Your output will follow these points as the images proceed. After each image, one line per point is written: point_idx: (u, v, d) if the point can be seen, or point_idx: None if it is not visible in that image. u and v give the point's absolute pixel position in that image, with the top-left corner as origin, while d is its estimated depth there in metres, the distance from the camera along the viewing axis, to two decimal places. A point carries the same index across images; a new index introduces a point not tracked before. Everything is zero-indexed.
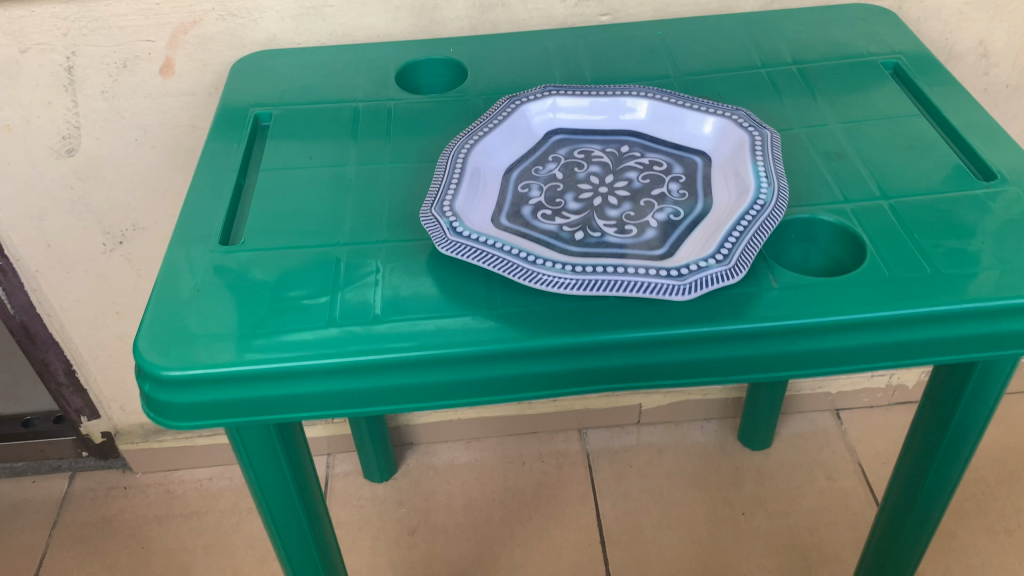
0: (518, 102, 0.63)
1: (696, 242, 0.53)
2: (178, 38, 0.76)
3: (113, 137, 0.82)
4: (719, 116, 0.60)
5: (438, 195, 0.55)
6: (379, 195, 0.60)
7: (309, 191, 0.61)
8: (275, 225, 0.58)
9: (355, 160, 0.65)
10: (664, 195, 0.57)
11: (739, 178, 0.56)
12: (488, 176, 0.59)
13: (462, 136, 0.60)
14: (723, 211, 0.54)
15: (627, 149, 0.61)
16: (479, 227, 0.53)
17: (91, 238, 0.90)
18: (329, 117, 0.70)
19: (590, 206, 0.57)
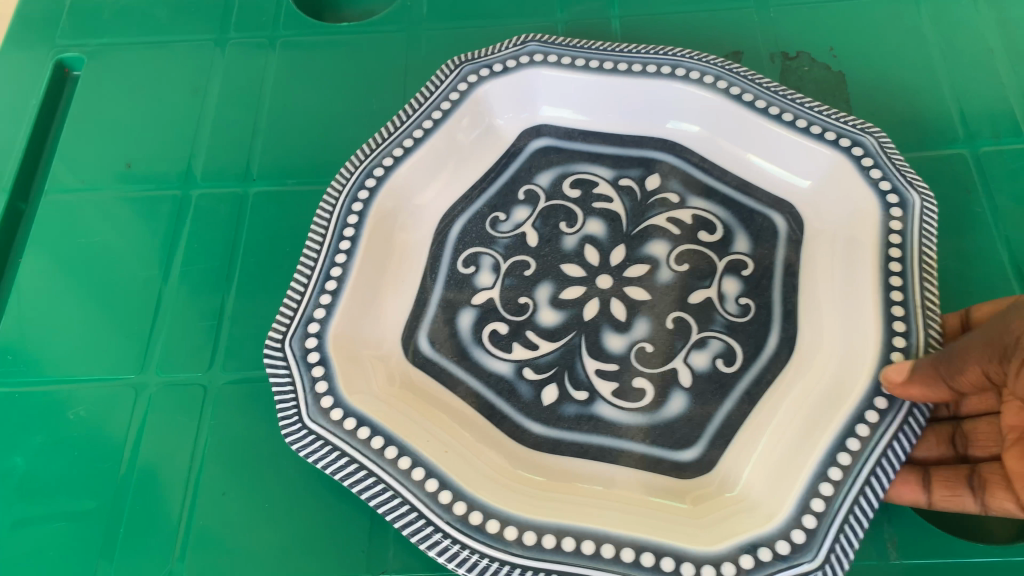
0: (472, 79, 0.36)
1: (766, 453, 0.28)
2: None
3: None
4: (828, 143, 0.33)
5: (299, 310, 0.30)
6: (224, 259, 0.36)
7: (120, 237, 0.37)
8: (57, 313, 0.35)
9: (204, 171, 0.39)
10: (709, 304, 0.32)
11: (852, 298, 0.30)
12: (405, 241, 0.34)
13: (363, 156, 0.34)
14: (816, 371, 0.29)
15: (654, 187, 0.35)
16: (369, 382, 0.30)
17: None
18: (177, 63, 0.43)
19: (576, 321, 0.32)
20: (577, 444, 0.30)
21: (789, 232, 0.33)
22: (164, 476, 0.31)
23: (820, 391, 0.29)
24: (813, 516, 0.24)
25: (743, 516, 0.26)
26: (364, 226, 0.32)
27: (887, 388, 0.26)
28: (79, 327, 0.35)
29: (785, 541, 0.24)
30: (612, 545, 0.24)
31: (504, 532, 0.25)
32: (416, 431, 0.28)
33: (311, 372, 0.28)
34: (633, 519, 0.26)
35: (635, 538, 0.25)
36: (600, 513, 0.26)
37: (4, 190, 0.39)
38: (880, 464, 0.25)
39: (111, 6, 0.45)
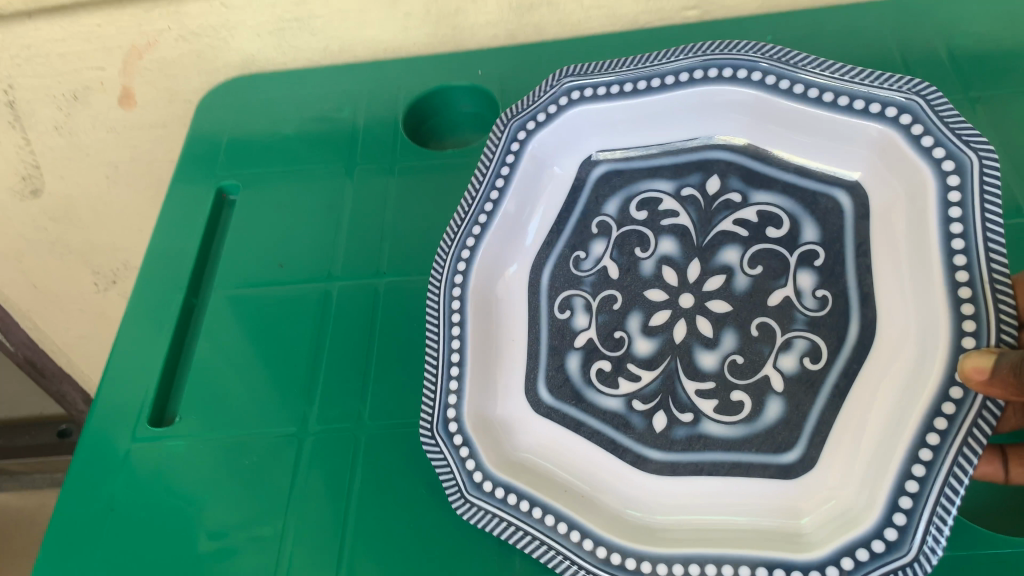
0: (521, 141, 0.43)
1: (850, 459, 0.34)
2: (132, 64, 0.58)
3: (80, 174, 0.68)
4: (873, 115, 0.37)
5: (436, 399, 0.37)
6: (362, 340, 0.45)
7: (273, 319, 0.47)
8: (221, 381, 0.45)
9: (343, 260, 0.49)
10: (788, 303, 0.38)
11: (920, 268, 0.34)
12: (510, 305, 0.42)
13: (450, 238, 0.41)
14: (892, 347, 0.35)
15: (716, 189, 0.41)
16: (506, 446, 0.37)
17: (79, 276, 0.78)
18: (319, 183, 0.53)
19: (669, 345, 0.39)
20: (690, 462, 0.36)
21: (854, 207, 0.38)
22: (325, 507, 0.40)
23: (896, 375, 0.34)
24: (904, 515, 0.29)
25: (833, 525, 0.32)
26: (467, 299, 0.40)
27: (968, 384, 0.29)
28: (244, 397, 0.44)
29: (880, 541, 0.29)
30: (732, 564, 0.31)
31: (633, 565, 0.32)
32: (548, 488, 0.35)
33: (459, 451, 0.35)
34: (739, 540, 0.33)
35: (753, 556, 0.31)
36: (716, 540, 0.33)
37: (182, 287, 0.50)
38: (961, 453, 0.29)
39: (259, 144, 0.57)
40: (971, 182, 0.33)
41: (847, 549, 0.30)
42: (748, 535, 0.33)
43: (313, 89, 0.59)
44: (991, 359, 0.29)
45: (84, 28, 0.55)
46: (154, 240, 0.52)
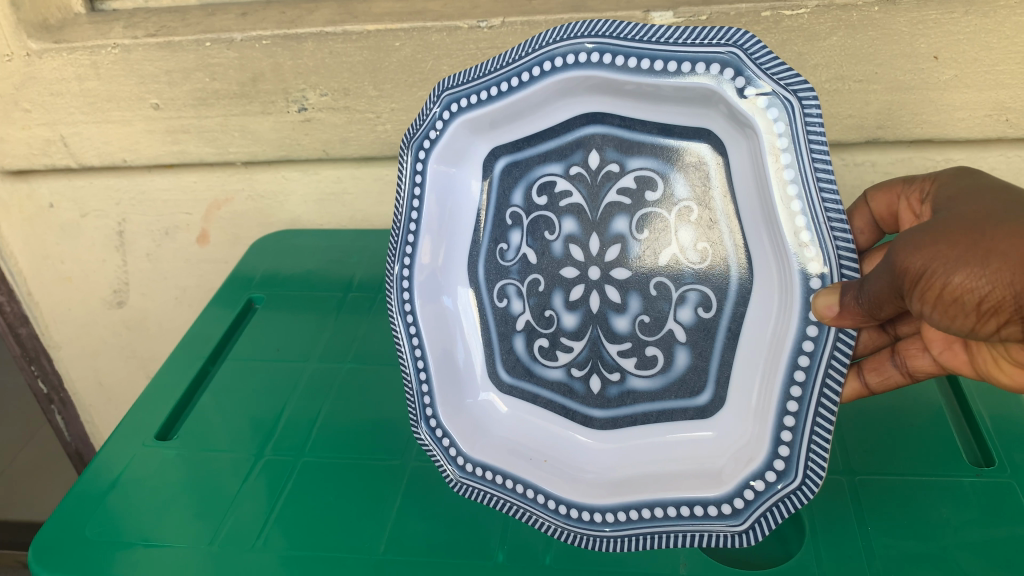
0: (421, 162, 0.48)
1: (736, 409, 0.46)
2: (212, 213, 0.81)
3: (157, 294, 0.88)
4: (699, 73, 0.40)
5: (415, 403, 0.50)
6: (331, 376, 0.62)
7: (262, 387, 0.61)
8: (225, 404, 0.60)
9: (320, 355, 0.64)
10: (676, 260, 0.48)
11: (766, 201, 0.41)
12: (466, 323, 0.52)
13: (392, 274, 0.50)
14: (763, 278, 0.45)
15: (597, 163, 0.48)
16: (489, 428, 0.50)
17: (136, 379, 0.96)
18: (317, 303, 0.70)
19: (588, 317, 0.50)
20: (623, 413, 0.49)
21: (714, 153, 0.45)
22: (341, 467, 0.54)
23: (769, 307, 0.44)
24: (787, 449, 0.42)
25: (738, 460, 0.44)
26: (420, 324, 0.50)
27: (824, 319, 0.39)
28: (237, 409, 0.59)
29: (779, 460, 0.42)
30: (662, 506, 0.43)
31: (590, 517, 0.44)
32: (520, 462, 0.48)
33: (445, 447, 0.48)
34: (665, 480, 0.45)
35: (675, 499, 0.43)
36: (642, 481, 0.46)
37: (202, 358, 0.64)
38: (828, 382, 0.40)
39: (286, 274, 0.73)
40: (795, 123, 0.38)
41: (747, 483, 0.42)
42: (664, 479, 0.45)
43: (341, 243, 0.77)
44: (837, 296, 0.38)
45: (185, 183, 0.78)
46: (197, 319, 0.69)
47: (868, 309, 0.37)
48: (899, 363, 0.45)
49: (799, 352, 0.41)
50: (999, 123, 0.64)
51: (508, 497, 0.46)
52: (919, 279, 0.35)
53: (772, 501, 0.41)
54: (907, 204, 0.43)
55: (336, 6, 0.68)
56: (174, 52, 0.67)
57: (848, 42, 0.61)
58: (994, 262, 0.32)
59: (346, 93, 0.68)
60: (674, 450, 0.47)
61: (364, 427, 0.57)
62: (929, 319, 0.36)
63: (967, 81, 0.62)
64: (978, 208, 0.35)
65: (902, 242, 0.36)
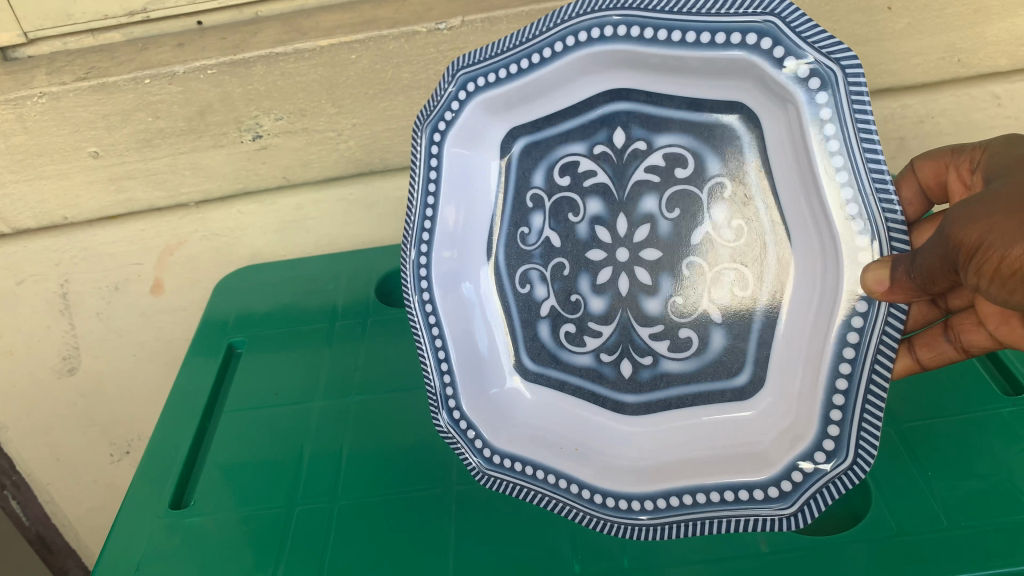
0: (436, 145, 0.47)
1: (787, 384, 0.44)
2: (165, 259, 0.76)
3: (111, 354, 0.82)
4: (736, 45, 0.39)
5: (437, 392, 0.49)
6: (345, 406, 0.59)
7: (274, 431, 0.58)
8: (238, 456, 0.56)
9: (324, 391, 0.61)
10: (710, 238, 0.46)
11: (806, 170, 0.40)
12: (487, 307, 0.51)
13: (408, 258, 0.49)
14: (802, 253, 0.43)
15: (623, 142, 0.47)
16: (512, 416, 0.49)
17: (97, 447, 0.90)
18: (303, 337, 0.66)
19: (617, 300, 0.49)
20: (658, 399, 0.47)
21: (746, 125, 0.44)
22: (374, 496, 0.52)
23: (812, 286, 0.43)
24: (837, 428, 0.41)
25: (785, 442, 0.43)
26: (440, 312, 0.49)
27: (873, 295, 0.38)
28: (253, 452, 0.56)
29: (829, 443, 0.41)
30: (705, 491, 0.43)
31: (625, 505, 0.44)
32: (552, 452, 0.47)
33: (469, 436, 0.48)
34: (710, 463, 0.44)
35: (721, 483, 0.43)
36: (687, 467, 0.44)
37: (197, 413, 0.60)
38: (879, 359, 0.39)
39: (262, 313, 0.70)
40: (837, 92, 0.37)
41: (795, 465, 0.41)
42: (705, 463, 0.44)
43: (311, 271, 0.74)
44: (889, 270, 0.37)
45: (132, 232, 0.73)
46: (180, 372, 0.64)
47: (921, 283, 0.35)
48: (952, 338, 0.45)
49: (847, 328, 0.40)
50: (950, 64, 0.66)
51: (539, 488, 0.46)
52: (974, 252, 0.33)
53: (824, 480, 0.40)
54: (957, 174, 0.43)
55: (279, 25, 0.65)
56: (111, 94, 0.62)
57: (806, 2, 0.62)
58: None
59: (303, 114, 0.65)
60: (717, 430, 0.46)
61: (392, 453, 0.54)
62: (988, 293, 0.34)
63: (920, 27, 0.63)
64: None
65: (956, 213, 0.35)
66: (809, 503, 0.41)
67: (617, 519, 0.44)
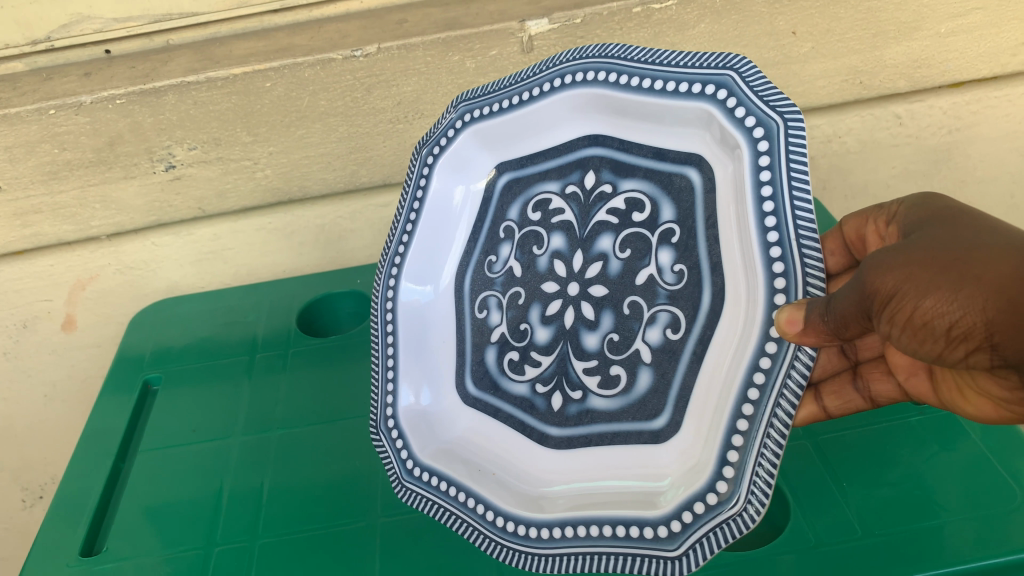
0: (428, 168, 0.51)
1: (700, 422, 0.41)
2: (76, 295, 0.73)
3: (21, 395, 0.79)
4: (697, 95, 0.41)
5: (378, 399, 0.49)
6: (267, 445, 0.57)
7: (191, 470, 0.56)
8: (153, 498, 0.54)
9: (242, 429, 0.59)
10: (653, 280, 0.45)
11: (743, 217, 0.40)
12: (439, 324, 0.51)
13: (384, 261, 0.52)
14: (735, 298, 0.41)
15: (592, 184, 0.48)
16: (442, 433, 0.48)
17: (8, 498, 0.84)
18: (220, 371, 0.65)
19: (561, 332, 0.48)
20: (578, 433, 0.46)
21: (702, 181, 0.43)
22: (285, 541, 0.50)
23: (736, 325, 0.41)
24: (732, 470, 0.37)
25: (685, 481, 0.40)
26: (398, 320, 0.51)
27: (786, 336, 0.36)
28: (169, 493, 0.54)
29: (713, 494, 0.37)
30: (599, 524, 0.40)
31: (517, 529, 0.41)
32: (468, 469, 0.45)
33: (395, 442, 0.47)
34: (615, 500, 0.42)
35: (615, 517, 0.40)
36: (594, 501, 0.42)
37: (110, 453, 0.58)
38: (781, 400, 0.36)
39: (178, 348, 0.67)
40: (779, 146, 0.38)
41: (689, 506, 0.38)
42: (612, 498, 0.42)
43: (230, 303, 0.72)
44: (803, 312, 0.35)
45: (41, 267, 0.70)
46: (91, 412, 0.62)
47: (835, 329, 0.33)
48: (861, 388, 0.45)
49: (756, 369, 0.38)
50: (853, 86, 0.69)
51: (449, 505, 0.43)
52: (888, 300, 0.31)
53: (712, 524, 0.37)
54: (875, 227, 0.42)
55: (191, 53, 0.64)
56: (13, 125, 0.60)
57: (715, 27, 0.63)
58: (968, 288, 0.29)
59: (217, 143, 0.64)
60: (622, 469, 0.43)
61: (315, 492, 0.53)
62: (898, 343, 0.32)
63: (823, 51, 0.66)
64: (958, 227, 0.32)
65: (875, 258, 0.33)
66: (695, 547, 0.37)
67: (514, 544, 0.41)
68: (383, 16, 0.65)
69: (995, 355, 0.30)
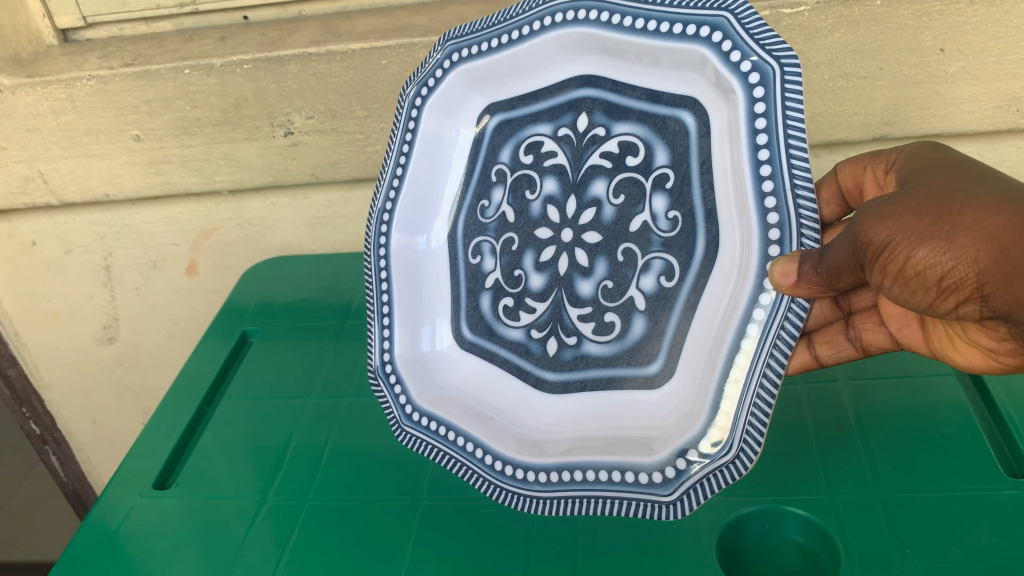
0: (417, 109, 0.49)
1: (690, 369, 0.43)
2: (200, 243, 0.78)
3: (147, 328, 0.85)
4: (692, 37, 0.41)
5: (376, 347, 0.50)
6: (336, 409, 0.59)
7: (266, 420, 0.59)
8: (226, 443, 0.57)
9: (319, 390, 0.61)
10: (646, 227, 0.46)
11: (735, 168, 0.41)
12: (436, 271, 0.52)
13: (375, 209, 0.51)
14: (728, 251, 0.42)
15: (585, 126, 0.47)
16: (438, 380, 0.49)
17: (131, 416, 0.93)
18: (313, 332, 0.67)
19: (555, 279, 0.48)
20: (574, 377, 0.47)
21: (696, 125, 0.43)
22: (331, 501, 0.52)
23: (727, 276, 0.42)
24: (725, 419, 0.39)
25: (679, 428, 0.42)
26: (392, 271, 0.50)
27: (779, 288, 0.38)
28: (243, 440, 0.58)
29: (707, 443, 0.40)
30: (595, 470, 0.42)
31: (517, 473, 0.43)
32: (470, 416, 0.47)
33: (394, 388, 0.48)
34: (604, 446, 0.44)
35: (609, 463, 0.42)
36: (587, 446, 0.44)
37: (197, 397, 0.62)
38: (774, 354, 0.38)
39: (279, 304, 0.71)
40: (774, 91, 0.38)
41: (683, 453, 0.40)
42: (605, 441, 0.44)
43: (334, 268, 0.75)
44: (795, 264, 0.37)
45: (171, 214, 0.76)
46: (193, 352, 0.67)
47: (827, 278, 0.36)
48: (853, 337, 0.45)
49: (748, 320, 0.40)
50: (1009, 114, 0.62)
51: (451, 451, 0.45)
52: (883, 251, 0.35)
53: (703, 473, 0.39)
54: (872, 176, 0.43)
55: (319, 25, 0.66)
56: (153, 81, 0.65)
57: (851, 38, 0.59)
58: (960, 238, 0.33)
59: (333, 114, 0.66)
60: (616, 410, 0.45)
61: (369, 464, 0.54)
62: (889, 291, 0.36)
63: (975, 72, 0.60)
64: (943, 180, 0.35)
65: (867, 211, 0.36)
66: (689, 493, 0.40)
67: (510, 487, 0.43)
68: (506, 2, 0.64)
69: (984, 304, 0.34)
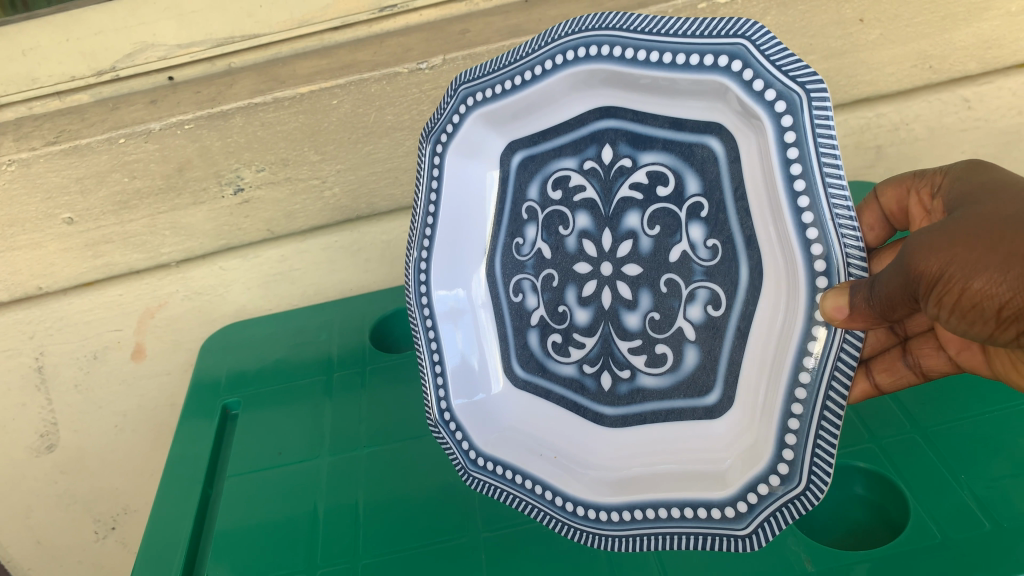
0: (439, 157, 0.48)
1: (748, 400, 0.42)
2: (144, 323, 0.73)
3: (92, 427, 0.78)
4: (709, 67, 0.37)
5: (432, 398, 0.50)
6: (358, 461, 0.57)
7: (285, 487, 0.56)
8: (247, 521, 0.54)
9: (330, 449, 0.58)
10: (686, 256, 0.45)
11: (771, 190, 0.38)
12: (480, 314, 0.52)
13: (410, 258, 0.50)
14: (771, 272, 0.41)
15: (610, 158, 0.46)
16: (497, 423, 0.50)
17: (81, 526, 0.85)
18: (300, 391, 0.64)
19: (600, 313, 0.48)
20: (632, 411, 0.47)
21: (724, 150, 0.41)
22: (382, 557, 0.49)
23: (777, 301, 0.41)
24: (794, 446, 0.38)
25: (745, 462, 0.41)
26: (437, 319, 0.51)
27: (833, 321, 0.36)
28: (262, 512, 0.54)
29: (778, 475, 0.39)
30: (666, 507, 0.42)
31: (588, 513, 0.44)
32: (535, 457, 0.47)
33: (455, 434, 0.48)
34: (675, 480, 0.43)
35: (682, 500, 0.42)
36: (659, 479, 0.44)
37: (197, 481, 0.58)
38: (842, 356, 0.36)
39: (253, 370, 0.67)
40: (804, 121, 0.35)
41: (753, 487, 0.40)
42: (673, 476, 0.43)
43: (299, 324, 0.72)
44: (846, 296, 0.35)
45: (110, 297, 0.70)
46: (173, 438, 0.62)
47: (880, 312, 0.34)
48: (912, 363, 0.47)
49: (805, 354, 0.38)
50: (923, 71, 0.68)
51: (521, 494, 0.46)
52: (936, 282, 0.32)
53: (777, 505, 0.38)
54: (918, 199, 0.43)
55: (255, 74, 0.63)
56: (83, 156, 0.59)
57: (781, 19, 0.62)
58: (1017, 268, 0.29)
59: (285, 163, 0.64)
60: (679, 442, 0.45)
61: (414, 511, 0.52)
62: (946, 323, 0.33)
63: (891, 37, 0.65)
64: (995, 206, 0.33)
65: (917, 241, 0.33)
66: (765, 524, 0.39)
67: (584, 526, 0.44)
68: (445, 27, 0.64)
69: None
